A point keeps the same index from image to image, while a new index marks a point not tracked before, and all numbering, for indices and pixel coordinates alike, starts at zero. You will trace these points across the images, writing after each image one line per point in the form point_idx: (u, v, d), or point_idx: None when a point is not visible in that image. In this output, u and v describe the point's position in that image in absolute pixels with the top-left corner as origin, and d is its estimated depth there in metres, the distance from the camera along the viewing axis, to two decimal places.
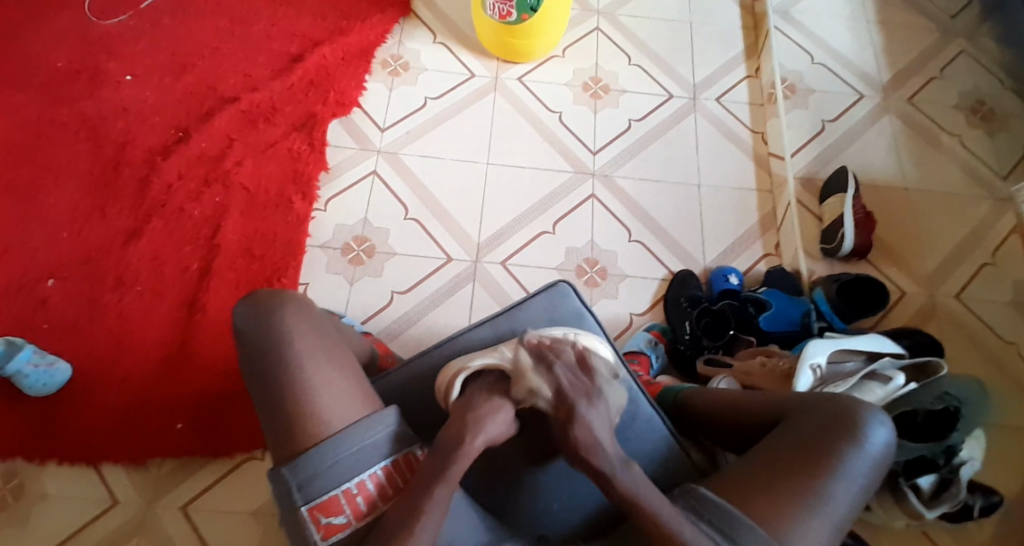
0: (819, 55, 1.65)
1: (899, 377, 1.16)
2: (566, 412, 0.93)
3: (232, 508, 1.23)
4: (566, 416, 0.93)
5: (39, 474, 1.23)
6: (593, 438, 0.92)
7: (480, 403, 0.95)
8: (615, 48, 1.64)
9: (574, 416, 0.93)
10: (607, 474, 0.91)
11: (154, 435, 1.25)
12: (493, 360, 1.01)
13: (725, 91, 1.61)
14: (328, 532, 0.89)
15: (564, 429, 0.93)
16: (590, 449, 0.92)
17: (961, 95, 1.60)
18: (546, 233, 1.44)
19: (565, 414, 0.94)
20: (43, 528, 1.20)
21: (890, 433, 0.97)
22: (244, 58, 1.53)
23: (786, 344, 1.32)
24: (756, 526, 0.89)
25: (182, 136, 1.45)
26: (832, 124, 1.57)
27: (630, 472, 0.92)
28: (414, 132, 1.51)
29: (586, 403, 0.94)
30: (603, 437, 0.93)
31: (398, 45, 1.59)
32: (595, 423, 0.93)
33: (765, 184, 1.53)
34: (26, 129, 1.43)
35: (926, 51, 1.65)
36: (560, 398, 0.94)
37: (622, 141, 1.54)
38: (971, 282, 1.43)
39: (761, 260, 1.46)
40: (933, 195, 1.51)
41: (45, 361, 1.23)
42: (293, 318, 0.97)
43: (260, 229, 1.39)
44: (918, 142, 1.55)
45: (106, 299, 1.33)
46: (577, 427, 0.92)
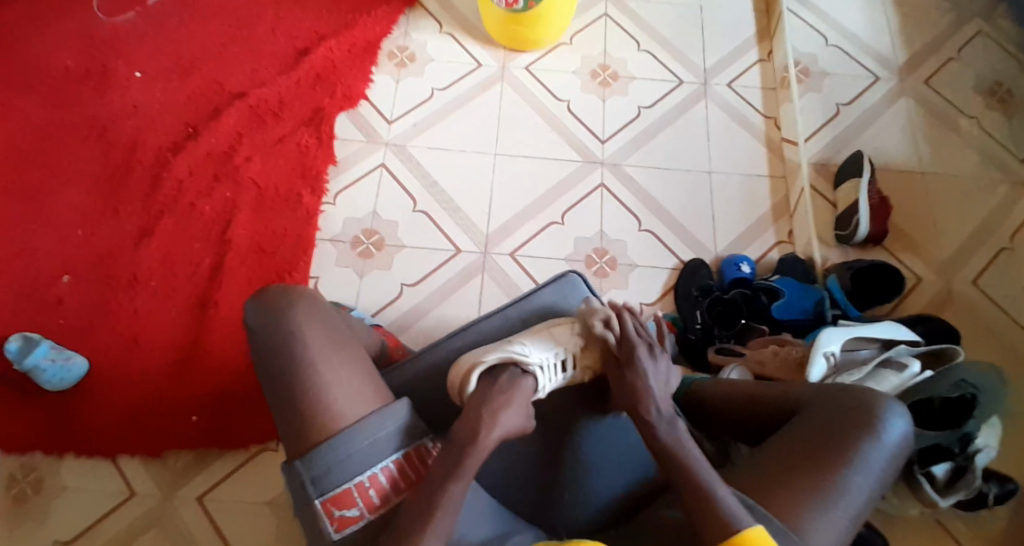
0: (833, 38, 1.62)
1: (916, 365, 1.15)
2: (627, 355, 1.00)
3: (248, 499, 1.25)
4: (625, 358, 1.00)
5: (57, 468, 1.26)
6: (648, 385, 0.98)
7: (497, 396, 0.97)
8: (623, 34, 1.61)
9: (635, 358, 0.99)
10: (658, 420, 0.95)
11: (169, 428, 1.27)
12: (507, 352, 1.02)
13: (736, 76, 1.59)
14: (342, 525, 0.91)
15: (623, 373, 0.99)
16: (644, 392, 0.97)
17: (979, 75, 1.56)
18: (555, 224, 1.43)
19: (625, 357, 1.00)
20: (64, 520, 1.23)
21: (908, 424, 0.96)
22: (251, 53, 1.53)
23: (799, 333, 1.30)
24: (773, 519, 0.88)
25: (191, 133, 1.46)
26: (846, 108, 1.54)
27: (676, 421, 0.96)
28: (421, 124, 1.50)
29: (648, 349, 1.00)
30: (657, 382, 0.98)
31: (404, 36, 1.58)
32: (652, 367, 0.99)
33: (777, 170, 1.51)
34: (39, 129, 1.45)
35: (943, 31, 1.61)
36: (624, 342, 1.01)
37: (631, 129, 1.52)
38: (988, 267, 1.41)
39: (774, 248, 1.44)
40: (950, 179, 1.47)
41: (61, 357, 1.26)
42: (303, 315, 0.97)
43: (271, 224, 1.40)
44: (935, 124, 1.52)
45: (121, 296, 1.34)
46: (636, 370, 0.98)
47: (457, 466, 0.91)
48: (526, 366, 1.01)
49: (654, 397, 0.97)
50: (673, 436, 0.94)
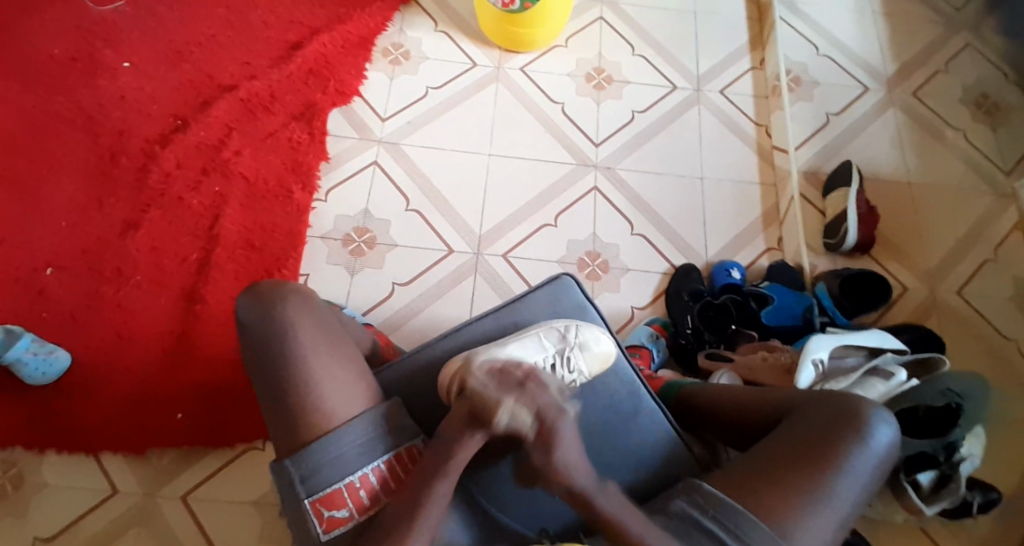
0: (824, 47, 1.63)
1: (902, 373, 1.15)
2: (544, 436, 0.90)
3: (232, 498, 1.23)
4: (543, 440, 0.90)
5: (38, 464, 1.22)
6: (568, 461, 0.90)
7: None
8: (618, 38, 1.62)
9: (553, 439, 0.89)
10: (586, 493, 0.90)
11: (152, 426, 1.24)
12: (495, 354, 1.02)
13: (729, 83, 1.60)
14: (331, 525, 0.90)
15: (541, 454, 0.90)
16: (568, 471, 0.90)
17: (965, 88, 1.59)
18: (547, 226, 1.43)
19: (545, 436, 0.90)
20: (43, 517, 1.20)
21: (895, 431, 0.96)
22: (243, 46, 1.51)
23: (787, 339, 1.32)
24: (759, 524, 0.89)
25: (180, 125, 1.43)
26: (836, 117, 1.56)
27: (607, 491, 0.91)
28: (414, 122, 1.49)
29: (563, 419, 0.90)
30: (578, 455, 0.91)
31: (398, 34, 1.57)
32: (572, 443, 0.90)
33: (768, 177, 1.52)
34: (22, 117, 1.42)
35: (931, 43, 1.64)
36: (541, 419, 0.90)
37: (624, 133, 1.52)
38: (973, 277, 1.43)
39: (763, 254, 1.45)
40: (936, 190, 1.50)
41: (44, 350, 1.22)
42: (296, 311, 0.95)
43: (260, 220, 1.38)
44: (922, 135, 1.54)
45: (104, 290, 1.31)
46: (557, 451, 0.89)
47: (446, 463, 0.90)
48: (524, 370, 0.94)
49: (576, 475, 0.90)
50: (609, 506, 0.90)
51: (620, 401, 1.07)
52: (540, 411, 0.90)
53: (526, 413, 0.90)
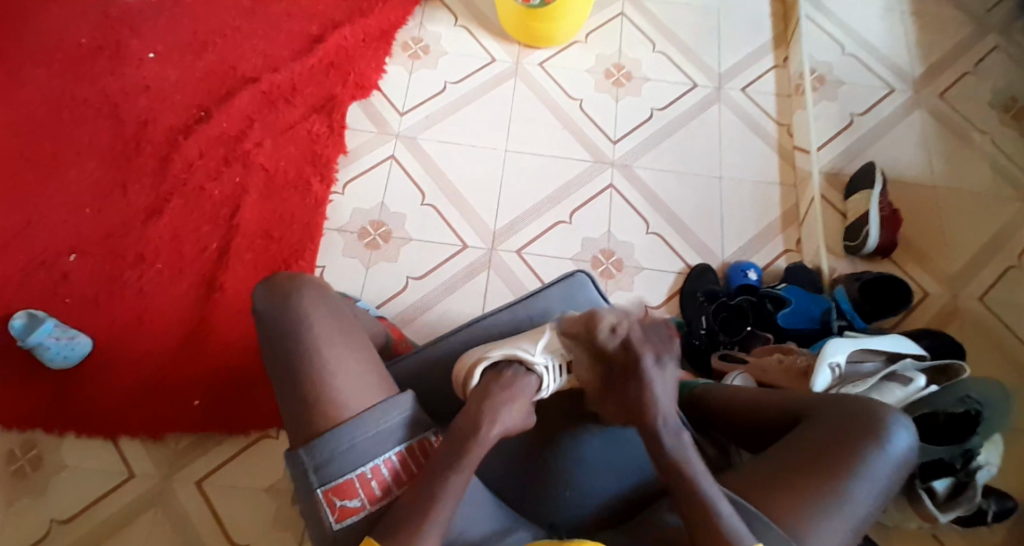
0: (850, 46, 1.61)
1: (921, 379, 1.14)
2: (633, 362, 0.92)
3: (247, 484, 1.25)
4: (631, 364, 0.93)
5: (57, 446, 1.25)
6: (653, 395, 0.92)
7: (500, 390, 0.97)
8: (639, 34, 1.61)
9: (640, 364, 0.92)
10: None
11: (170, 411, 1.27)
12: (513, 348, 1.02)
13: (751, 81, 1.58)
14: (342, 515, 0.90)
15: (629, 383, 0.93)
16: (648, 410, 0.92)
17: (995, 91, 1.56)
18: (563, 223, 1.42)
19: (630, 364, 0.93)
20: (61, 499, 1.23)
21: (913, 436, 0.95)
22: (266, 38, 1.52)
23: (805, 342, 1.30)
24: (771, 525, 0.88)
25: (202, 115, 1.45)
26: (860, 117, 1.54)
27: (680, 436, 0.92)
28: (432, 117, 1.49)
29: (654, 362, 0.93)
30: (664, 390, 0.93)
31: (418, 28, 1.57)
32: (659, 377, 0.93)
33: (788, 178, 1.50)
34: (49, 104, 1.44)
35: (961, 44, 1.60)
36: (629, 345, 0.93)
37: (643, 130, 1.51)
38: (996, 284, 1.40)
39: (781, 256, 1.44)
40: (961, 193, 1.47)
41: (66, 335, 1.25)
42: (311, 301, 0.97)
43: (279, 210, 1.39)
44: (948, 138, 1.51)
45: (126, 276, 1.34)
46: (643, 380, 0.92)
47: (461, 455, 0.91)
48: (531, 364, 1.01)
49: (659, 409, 0.92)
50: (681, 452, 0.91)
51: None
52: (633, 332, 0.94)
53: (614, 339, 0.94)
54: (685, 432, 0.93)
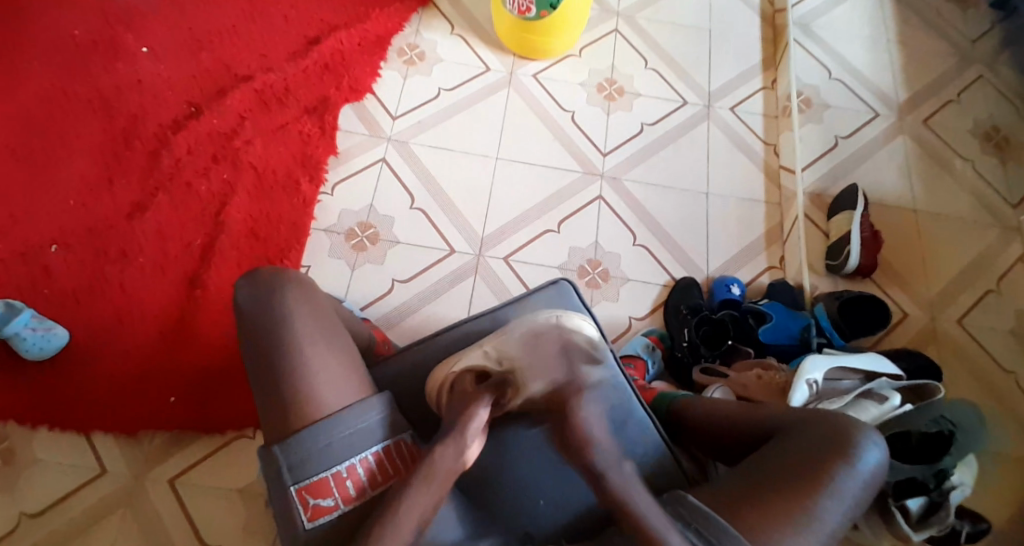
0: (837, 71, 1.64)
1: (897, 398, 1.17)
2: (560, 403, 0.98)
3: (221, 485, 1.24)
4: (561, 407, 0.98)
5: (29, 439, 1.24)
6: (588, 431, 0.95)
7: (461, 405, 0.95)
8: (633, 51, 1.63)
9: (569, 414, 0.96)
10: (601, 470, 0.93)
11: (147, 408, 1.25)
12: (480, 361, 1.02)
13: (740, 101, 1.61)
14: (315, 514, 0.89)
15: (560, 419, 0.97)
16: (586, 445, 0.94)
17: (976, 120, 1.59)
18: (550, 232, 1.43)
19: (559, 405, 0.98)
20: (31, 493, 1.21)
21: (884, 453, 0.96)
22: (262, 38, 1.53)
23: (784, 357, 1.31)
24: (741, 536, 0.88)
25: (193, 112, 1.45)
26: (845, 140, 1.57)
27: (621, 469, 0.94)
28: (425, 122, 1.50)
29: (581, 401, 0.98)
30: (598, 426, 0.96)
31: (415, 34, 1.59)
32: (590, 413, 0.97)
33: (773, 197, 1.52)
34: (40, 94, 1.44)
35: (944, 74, 1.64)
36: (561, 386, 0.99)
37: (633, 145, 1.53)
38: (974, 308, 1.43)
39: (765, 273, 1.46)
40: (942, 219, 1.50)
41: (42, 327, 1.24)
42: (293, 300, 0.97)
43: (266, 210, 1.39)
44: (930, 164, 1.55)
45: (109, 269, 1.33)
46: (574, 418, 0.96)
47: (428, 459, 0.90)
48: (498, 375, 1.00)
49: (596, 446, 0.94)
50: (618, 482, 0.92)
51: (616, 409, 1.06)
52: (558, 383, 0.99)
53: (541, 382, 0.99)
54: (628, 465, 0.95)
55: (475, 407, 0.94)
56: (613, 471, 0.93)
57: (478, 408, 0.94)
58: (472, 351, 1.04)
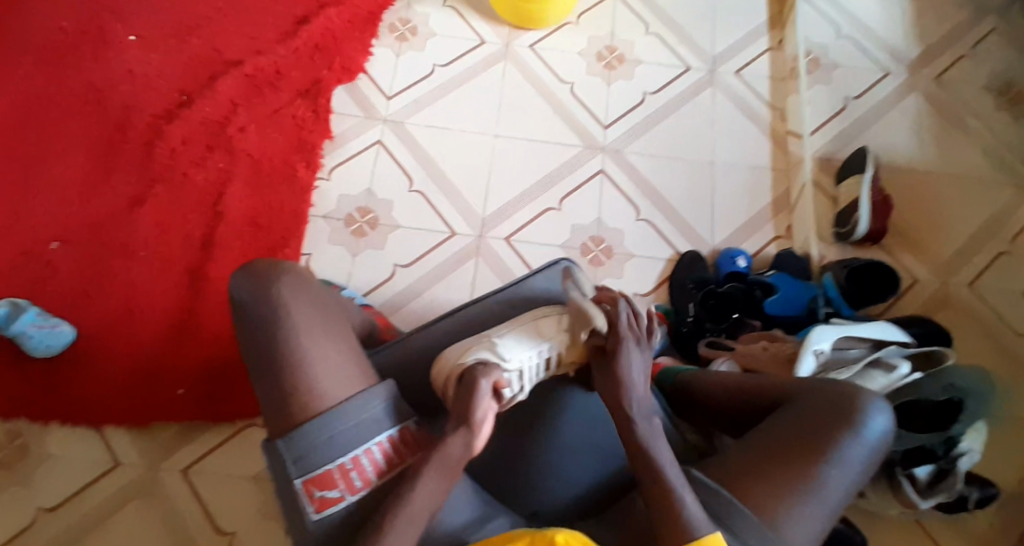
0: (847, 28, 1.58)
1: (904, 366, 1.14)
2: (611, 350, 0.96)
3: (233, 473, 1.26)
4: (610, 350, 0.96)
5: (43, 435, 1.25)
6: (630, 378, 0.95)
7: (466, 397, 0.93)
8: (632, 15, 1.58)
9: (617, 358, 0.96)
10: (630, 418, 0.94)
11: (158, 399, 1.27)
12: (485, 352, 0.98)
13: (745, 65, 1.55)
14: (323, 505, 0.90)
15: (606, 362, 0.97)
16: (625, 391, 0.95)
17: (992, 75, 1.53)
18: (552, 210, 1.41)
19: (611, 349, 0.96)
20: (48, 487, 1.23)
21: (890, 421, 0.96)
22: (249, 19, 1.49)
23: (791, 329, 1.30)
24: (748, 511, 0.89)
25: (185, 101, 1.43)
26: (855, 102, 1.52)
27: (651, 421, 0.95)
28: (421, 100, 1.47)
29: (633, 347, 0.97)
30: (638, 381, 0.96)
31: (406, 8, 1.54)
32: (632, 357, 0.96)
33: (781, 164, 1.48)
34: (28, 89, 1.41)
35: (958, 27, 1.58)
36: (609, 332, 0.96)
37: (634, 116, 1.49)
38: (985, 272, 1.40)
39: (772, 243, 1.43)
40: (955, 180, 1.46)
41: (47, 323, 1.24)
42: (290, 291, 0.96)
43: (263, 198, 1.38)
44: (943, 123, 1.50)
45: (111, 264, 1.33)
46: (619, 362, 0.96)
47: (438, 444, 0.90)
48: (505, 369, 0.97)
49: (633, 395, 0.95)
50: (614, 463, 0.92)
51: None
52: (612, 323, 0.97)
53: (603, 323, 0.97)
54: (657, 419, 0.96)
55: (476, 400, 0.92)
56: (641, 422, 0.94)
57: (479, 402, 0.92)
58: (480, 343, 0.99)
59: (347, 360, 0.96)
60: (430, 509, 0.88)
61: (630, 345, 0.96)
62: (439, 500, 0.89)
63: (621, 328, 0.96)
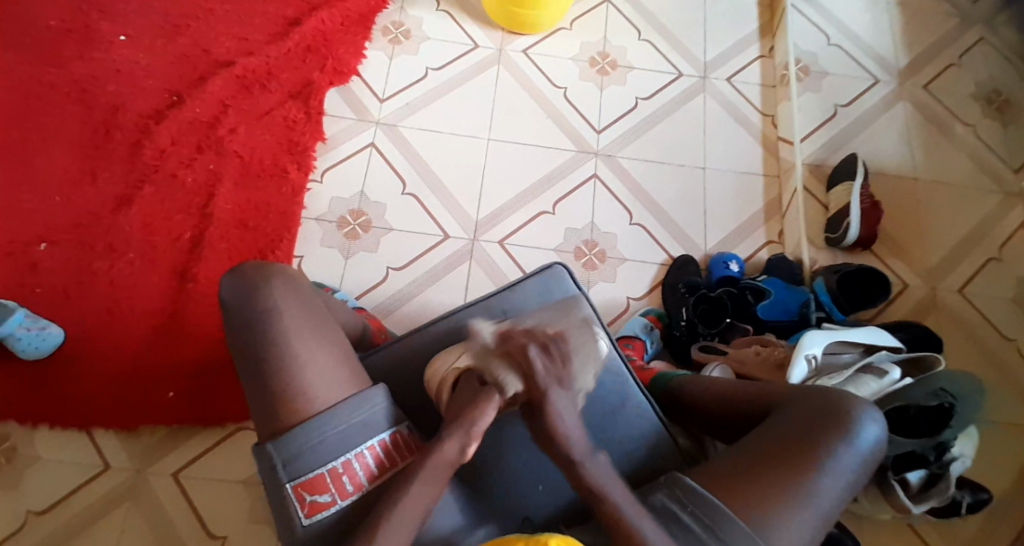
0: (835, 36, 1.60)
1: (896, 372, 1.15)
2: (532, 399, 0.89)
3: (223, 477, 1.23)
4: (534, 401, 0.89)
5: (31, 437, 1.23)
6: (563, 427, 0.89)
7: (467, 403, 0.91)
8: (624, 22, 1.59)
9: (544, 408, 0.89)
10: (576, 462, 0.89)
11: (146, 403, 1.25)
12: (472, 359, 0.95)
13: (735, 72, 1.57)
14: (313, 510, 0.88)
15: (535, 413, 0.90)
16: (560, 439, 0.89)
17: (977, 84, 1.56)
18: (545, 213, 1.41)
19: (535, 398, 0.89)
20: (33, 492, 1.20)
21: (882, 429, 0.96)
22: (241, 21, 1.48)
23: (783, 334, 1.31)
24: (738, 519, 0.88)
25: (175, 101, 1.42)
26: (844, 109, 1.53)
27: (597, 461, 0.90)
28: (414, 104, 1.47)
29: (557, 392, 0.89)
30: (574, 425, 0.90)
31: (399, 12, 1.54)
32: (561, 402, 0.89)
33: (772, 169, 1.49)
34: (16, 88, 1.40)
35: (944, 36, 1.60)
36: (528, 383, 0.89)
37: (627, 121, 1.50)
38: (974, 277, 1.41)
39: (763, 248, 1.44)
40: (943, 187, 1.47)
41: (37, 325, 1.22)
42: (280, 293, 0.95)
43: (254, 199, 1.37)
44: (930, 130, 1.52)
45: (98, 265, 1.31)
46: (546, 412, 0.89)
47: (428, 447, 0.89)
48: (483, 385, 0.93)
49: (569, 441, 0.89)
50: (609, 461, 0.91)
51: (610, 390, 1.07)
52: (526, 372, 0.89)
53: (517, 377, 0.89)
54: (603, 458, 0.91)
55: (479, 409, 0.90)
56: (588, 465, 0.89)
57: (483, 411, 0.90)
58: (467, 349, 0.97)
59: (337, 366, 0.94)
60: (424, 510, 0.86)
61: (553, 391, 0.89)
62: (428, 505, 0.87)
63: (537, 377, 0.88)
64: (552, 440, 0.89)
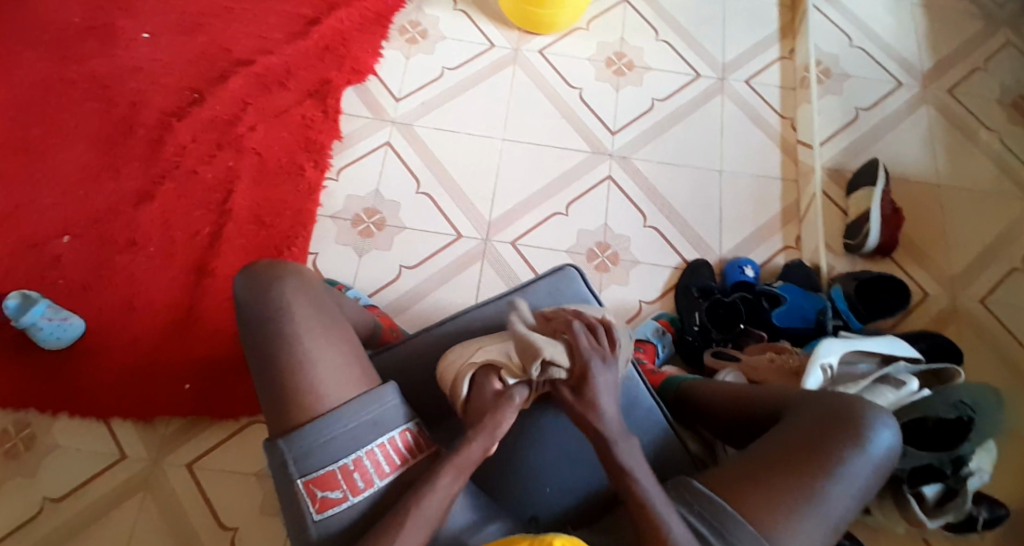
0: (857, 38, 1.57)
1: (914, 382, 1.12)
2: (578, 373, 0.91)
3: (236, 470, 1.25)
4: (578, 375, 0.91)
5: (50, 426, 1.25)
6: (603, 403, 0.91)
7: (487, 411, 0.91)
8: (642, 22, 1.58)
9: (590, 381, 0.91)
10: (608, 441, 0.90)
11: (160, 396, 1.27)
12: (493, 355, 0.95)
13: (755, 73, 1.55)
14: (323, 506, 0.88)
15: (579, 391, 0.92)
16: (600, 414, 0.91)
17: (1004, 88, 1.52)
18: (559, 215, 1.40)
19: (579, 377, 0.92)
20: (50, 480, 1.23)
21: (896, 435, 0.94)
22: (260, 19, 1.50)
23: (798, 341, 1.28)
24: (746, 523, 0.87)
25: (196, 98, 1.43)
26: (865, 112, 1.51)
27: (629, 444, 0.90)
28: (429, 103, 1.47)
29: (601, 366, 0.92)
30: (611, 402, 0.92)
31: (416, 11, 1.55)
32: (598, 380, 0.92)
33: (790, 173, 1.48)
34: (41, 84, 1.43)
35: (970, 40, 1.57)
36: (572, 363, 0.92)
37: (643, 122, 1.49)
38: (998, 286, 1.38)
39: (780, 253, 1.42)
40: (967, 194, 1.44)
41: (58, 316, 1.24)
42: (291, 291, 0.95)
43: (271, 196, 1.38)
44: (955, 135, 1.48)
45: (118, 259, 1.33)
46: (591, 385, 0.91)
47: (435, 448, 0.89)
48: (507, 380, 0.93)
49: (603, 422, 0.90)
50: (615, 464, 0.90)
51: (620, 393, 1.06)
52: (571, 346, 0.92)
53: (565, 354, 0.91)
54: (634, 440, 0.91)
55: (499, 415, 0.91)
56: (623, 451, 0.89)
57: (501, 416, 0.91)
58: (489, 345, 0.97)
59: (347, 366, 0.95)
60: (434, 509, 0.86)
61: (597, 363, 0.92)
62: (447, 500, 0.86)
63: (582, 347, 0.92)
64: (587, 419, 0.91)
